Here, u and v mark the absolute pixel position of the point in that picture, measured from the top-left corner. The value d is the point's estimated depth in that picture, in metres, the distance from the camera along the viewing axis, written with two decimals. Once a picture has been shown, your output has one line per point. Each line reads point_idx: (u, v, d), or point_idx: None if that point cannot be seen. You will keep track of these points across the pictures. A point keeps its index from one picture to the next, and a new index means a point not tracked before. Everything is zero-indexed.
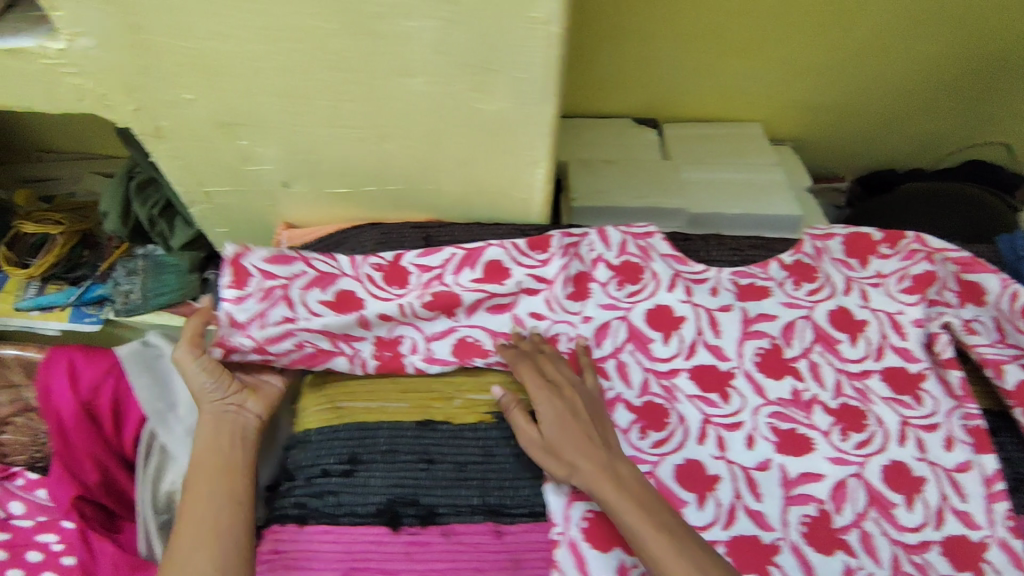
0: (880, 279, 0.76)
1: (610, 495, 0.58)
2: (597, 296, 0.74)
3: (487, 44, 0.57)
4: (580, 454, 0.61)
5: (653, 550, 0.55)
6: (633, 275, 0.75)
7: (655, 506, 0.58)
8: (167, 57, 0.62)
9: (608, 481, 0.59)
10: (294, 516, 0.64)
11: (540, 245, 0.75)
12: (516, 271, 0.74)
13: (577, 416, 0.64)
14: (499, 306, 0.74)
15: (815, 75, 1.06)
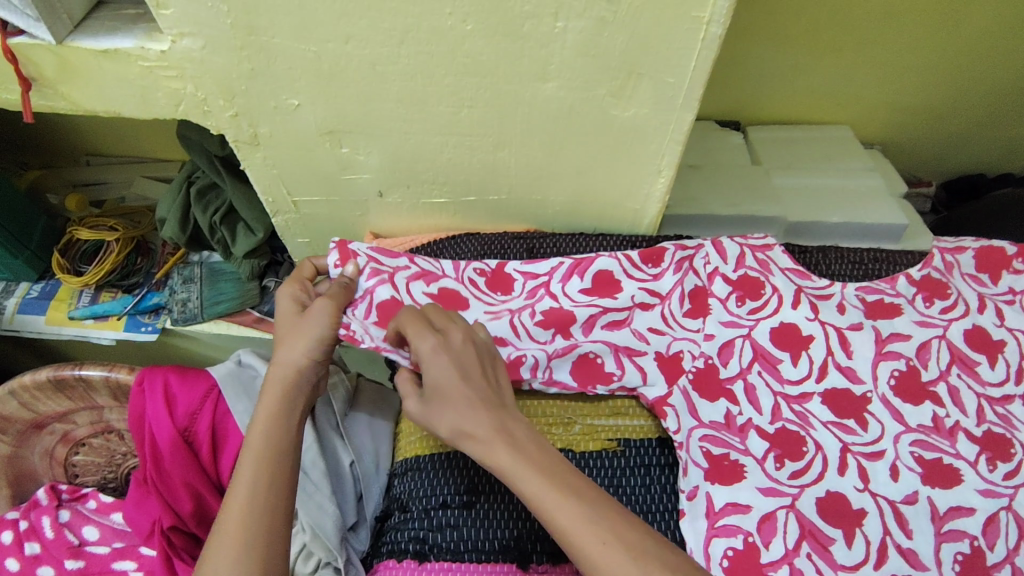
0: (1014, 297, 0.72)
1: (506, 462, 0.51)
2: (719, 311, 0.69)
3: (635, 47, 0.54)
4: (467, 418, 0.53)
5: (558, 519, 0.48)
6: (753, 289, 0.70)
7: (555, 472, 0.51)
8: (282, 59, 0.60)
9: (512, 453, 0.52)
10: (412, 552, 0.59)
11: (653, 259, 0.70)
12: (629, 284, 0.70)
13: (472, 375, 0.55)
14: (615, 323, 0.69)
15: (913, 75, 0.99)
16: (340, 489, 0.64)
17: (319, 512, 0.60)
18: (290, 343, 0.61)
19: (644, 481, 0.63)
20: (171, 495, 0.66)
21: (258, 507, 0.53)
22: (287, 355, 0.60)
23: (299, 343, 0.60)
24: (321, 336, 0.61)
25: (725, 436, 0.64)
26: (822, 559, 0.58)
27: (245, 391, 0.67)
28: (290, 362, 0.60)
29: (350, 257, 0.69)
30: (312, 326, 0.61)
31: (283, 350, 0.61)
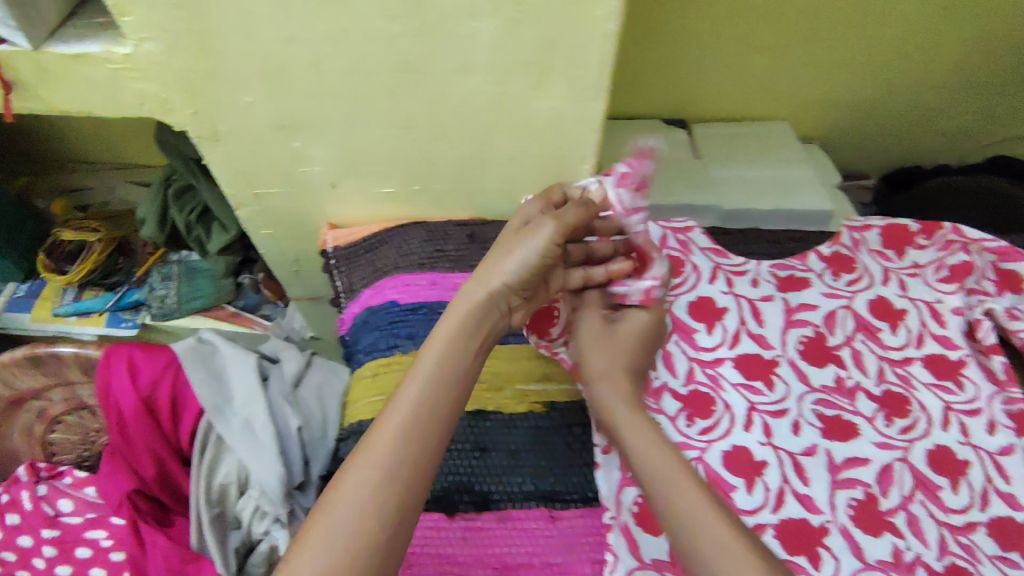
0: (917, 269, 0.77)
1: (644, 445, 0.56)
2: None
3: (547, 43, 0.60)
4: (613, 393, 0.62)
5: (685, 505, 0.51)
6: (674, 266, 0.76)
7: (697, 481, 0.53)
8: (236, 59, 0.66)
9: (659, 444, 0.56)
10: None
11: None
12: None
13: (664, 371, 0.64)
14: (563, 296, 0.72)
15: (841, 72, 1.05)
16: (287, 451, 0.69)
17: (266, 469, 0.66)
18: (489, 266, 0.61)
19: (567, 439, 0.68)
20: (135, 460, 0.72)
21: (421, 436, 0.52)
22: (492, 274, 0.61)
23: (514, 263, 0.61)
24: (531, 263, 0.60)
25: (641, 397, 0.69)
26: (723, 504, 0.63)
27: (202, 361, 0.72)
28: (482, 288, 0.60)
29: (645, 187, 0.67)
30: (522, 248, 0.61)
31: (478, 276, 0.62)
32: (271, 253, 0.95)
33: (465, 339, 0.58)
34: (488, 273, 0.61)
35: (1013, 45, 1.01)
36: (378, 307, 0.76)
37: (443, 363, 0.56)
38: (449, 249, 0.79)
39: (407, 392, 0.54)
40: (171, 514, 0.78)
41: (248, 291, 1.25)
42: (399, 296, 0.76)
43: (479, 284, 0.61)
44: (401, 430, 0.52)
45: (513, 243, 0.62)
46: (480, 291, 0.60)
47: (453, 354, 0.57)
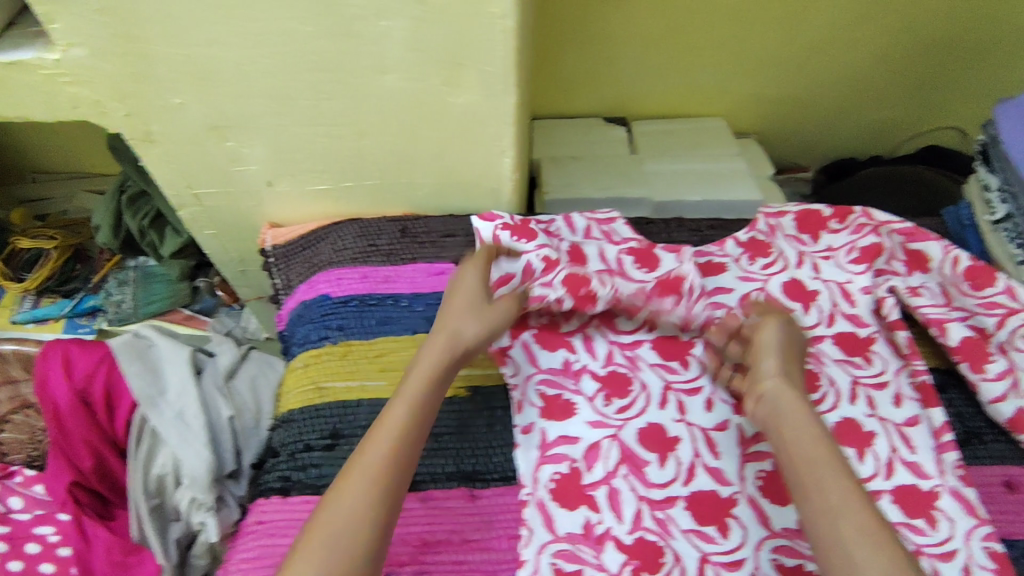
0: (832, 252, 0.80)
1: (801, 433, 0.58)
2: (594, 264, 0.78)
3: (454, 41, 0.63)
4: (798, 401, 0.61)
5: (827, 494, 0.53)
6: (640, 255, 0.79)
7: (828, 451, 0.56)
8: (160, 63, 0.68)
9: (814, 429, 0.58)
10: (277, 488, 0.66)
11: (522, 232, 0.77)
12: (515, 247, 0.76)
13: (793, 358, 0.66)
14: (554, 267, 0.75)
15: (771, 68, 1.09)
16: (218, 441, 0.72)
17: (195, 457, 0.68)
18: (444, 308, 0.68)
19: (489, 421, 0.71)
20: (71, 453, 0.74)
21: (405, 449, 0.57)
22: (462, 320, 0.66)
23: (464, 300, 0.68)
24: (491, 320, 0.67)
25: (561, 379, 0.72)
26: (636, 478, 0.66)
27: (138, 355, 0.75)
28: (442, 324, 0.67)
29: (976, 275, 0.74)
30: (466, 288, 0.69)
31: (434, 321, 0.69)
32: (217, 252, 0.97)
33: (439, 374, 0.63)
34: (460, 320, 0.66)
35: (932, 39, 1.06)
36: (311, 300, 0.79)
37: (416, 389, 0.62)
38: (382, 244, 0.82)
39: (387, 419, 0.59)
40: (111, 506, 0.79)
41: (204, 294, 1.27)
42: (331, 289, 0.78)
43: (451, 329, 0.66)
44: (396, 452, 0.57)
45: (460, 286, 0.70)
46: (449, 323, 0.66)
47: (429, 382, 0.62)
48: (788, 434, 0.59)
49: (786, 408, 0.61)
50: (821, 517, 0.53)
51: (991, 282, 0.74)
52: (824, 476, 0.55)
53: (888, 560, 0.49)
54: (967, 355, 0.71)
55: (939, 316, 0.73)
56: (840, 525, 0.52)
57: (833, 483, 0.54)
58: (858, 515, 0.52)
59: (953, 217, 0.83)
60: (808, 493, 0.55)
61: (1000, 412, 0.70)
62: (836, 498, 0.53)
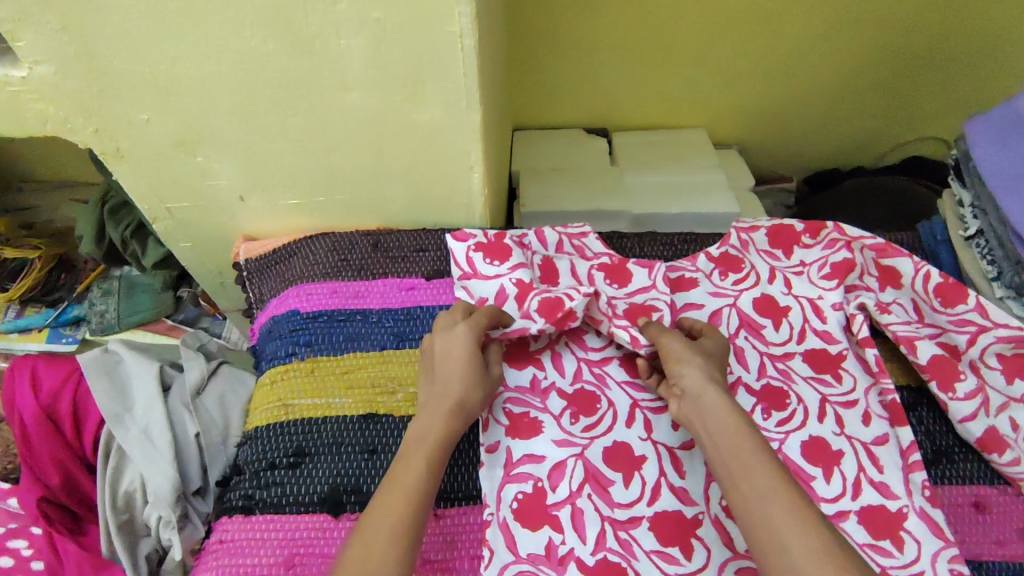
0: (803, 268, 0.79)
1: (722, 425, 0.57)
2: (566, 280, 0.78)
3: (413, 58, 0.63)
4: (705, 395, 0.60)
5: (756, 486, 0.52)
6: (613, 270, 0.79)
7: (749, 441, 0.55)
8: (125, 80, 0.68)
9: (730, 419, 0.57)
10: (241, 507, 0.66)
11: (497, 251, 0.78)
12: (487, 269, 0.76)
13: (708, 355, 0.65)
14: (527, 290, 0.74)
15: (751, 79, 1.09)
16: (184, 457, 0.72)
17: (159, 474, 0.68)
18: (442, 376, 0.63)
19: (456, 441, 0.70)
20: (38, 469, 0.74)
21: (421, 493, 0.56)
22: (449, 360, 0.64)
23: (465, 366, 0.64)
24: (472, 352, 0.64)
25: (528, 397, 0.71)
26: (600, 498, 0.65)
27: (105, 371, 0.75)
28: (442, 392, 0.63)
29: (954, 299, 0.73)
30: (460, 350, 0.64)
31: (425, 387, 0.65)
32: (194, 265, 0.98)
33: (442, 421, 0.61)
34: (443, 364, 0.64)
35: (912, 51, 1.05)
36: (280, 316, 0.78)
37: (413, 452, 0.59)
38: (353, 258, 0.81)
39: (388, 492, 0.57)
40: (83, 522, 0.79)
41: (187, 304, 1.27)
42: (301, 305, 0.78)
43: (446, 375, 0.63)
44: (398, 517, 0.54)
45: (450, 350, 0.65)
46: (452, 391, 0.62)
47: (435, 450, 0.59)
48: (711, 430, 0.57)
49: (707, 405, 0.59)
50: (751, 507, 0.52)
51: (962, 298, 0.73)
52: (750, 463, 0.53)
53: (824, 543, 0.48)
54: (937, 373, 0.71)
55: (908, 334, 0.73)
56: (770, 509, 0.51)
57: (759, 470, 0.53)
58: (790, 501, 0.51)
59: (927, 232, 0.83)
60: (735, 484, 0.53)
61: (970, 431, 0.69)
62: (765, 484, 0.52)
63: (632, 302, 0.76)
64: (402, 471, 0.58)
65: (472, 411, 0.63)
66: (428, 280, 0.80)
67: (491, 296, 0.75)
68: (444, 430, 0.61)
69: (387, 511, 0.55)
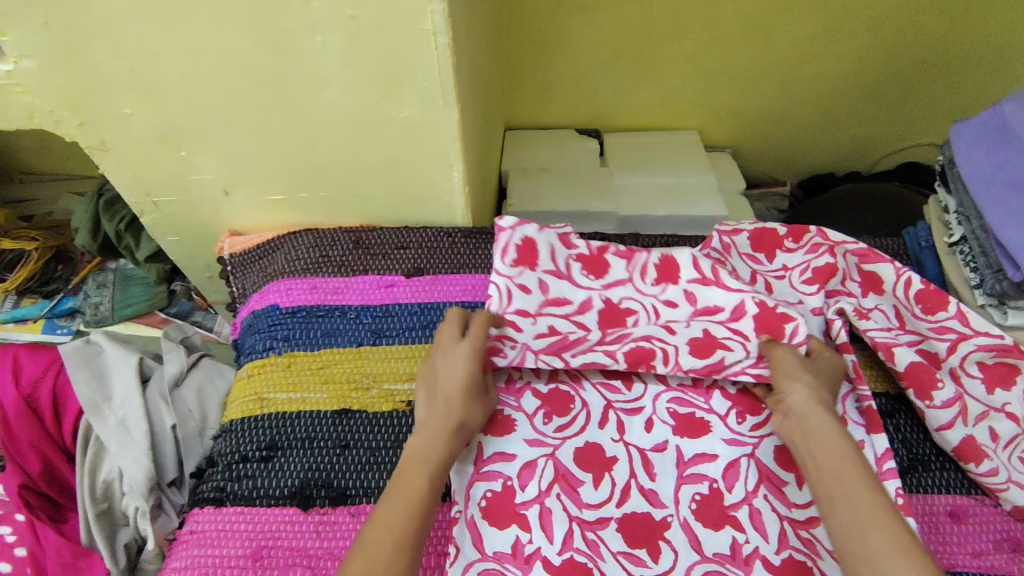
0: (785, 272, 0.79)
1: (823, 447, 0.57)
2: (686, 274, 0.74)
3: (388, 57, 0.64)
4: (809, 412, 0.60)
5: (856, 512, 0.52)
6: (663, 267, 0.75)
7: (856, 468, 0.55)
8: (108, 75, 0.69)
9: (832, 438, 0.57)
10: (212, 499, 0.66)
11: (527, 254, 0.74)
12: (581, 278, 0.74)
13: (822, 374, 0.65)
14: (614, 309, 0.73)
15: (742, 84, 1.08)
16: (160, 448, 0.72)
17: (133, 464, 0.69)
18: (444, 396, 0.63)
19: None
20: (20, 457, 0.75)
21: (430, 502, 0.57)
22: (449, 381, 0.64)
23: (469, 389, 0.64)
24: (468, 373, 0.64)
25: (502, 396, 0.71)
26: (569, 498, 0.65)
27: (86, 361, 0.76)
28: (445, 413, 0.62)
29: (937, 302, 0.73)
30: (463, 373, 0.64)
31: (426, 405, 0.63)
32: (182, 259, 0.99)
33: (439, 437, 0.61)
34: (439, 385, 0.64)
35: (905, 57, 1.04)
36: (260, 310, 0.79)
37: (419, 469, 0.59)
38: (334, 255, 0.82)
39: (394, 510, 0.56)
40: (64, 510, 0.79)
41: (181, 297, 1.29)
42: (280, 300, 0.79)
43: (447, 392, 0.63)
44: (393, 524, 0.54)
45: (453, 371, 0.64)
46: (456, 412, 0.62)
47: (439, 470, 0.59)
48: (814, 448, 0.58)
49: (813, 423, 0.59)
50: (848, 535, 0.52)
51: (943, 306, 0.73)
52: (856, 490, 0.53)
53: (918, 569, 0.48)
54: (915, 380, 0.69)
55: (885, 340, 0.72)
56: (869, 540, 0.51)
57: (862, 498, 0.53)
58: (892, 534, 0.50)
59: (913, 238, 0.83)
60: (833, 506, 0.54)
61: (947, 439, 0.68)
62: (868, 512, 0.52)
63: (763, 305, 0.71)
64: (407, 488, 0.57)
65: (467, 428, 0.63)
66: (408, 277, 0.80)
67: (575, 303, 0.73)
68: (446, 448, 0.60)
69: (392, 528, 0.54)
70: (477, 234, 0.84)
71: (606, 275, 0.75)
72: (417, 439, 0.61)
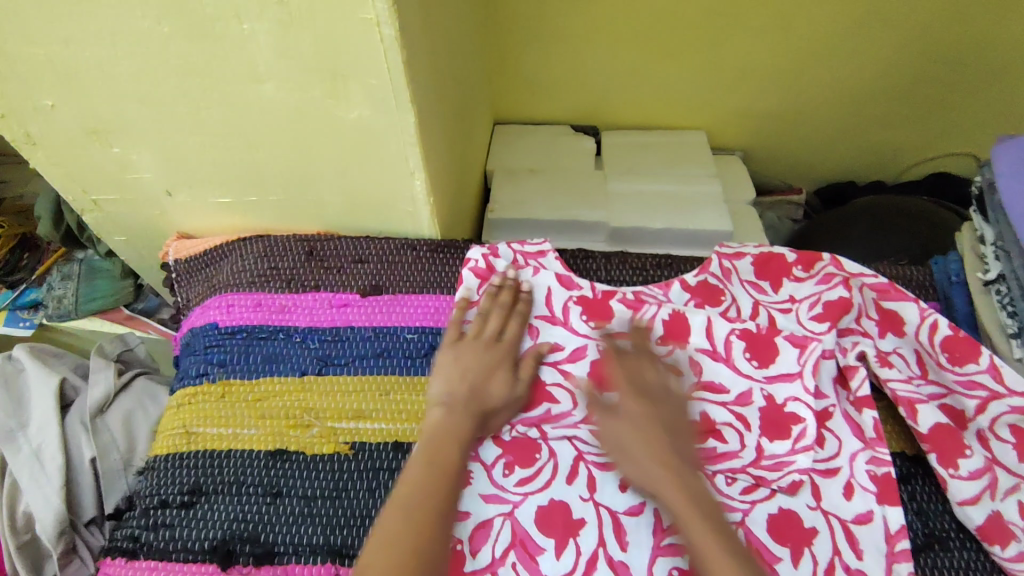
0: (792, 305, 0.69)
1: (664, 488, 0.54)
2: (697, 340, 0.66)
3: (327, 50, 0.55)
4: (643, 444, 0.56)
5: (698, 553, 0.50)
6: (672, 323, 0.68)
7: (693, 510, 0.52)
8: (16, 62, 0.60)
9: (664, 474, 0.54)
10: (124, 549, 0.59)
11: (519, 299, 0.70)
12: (578, 322, 0.68)
13: (658, 422, 0.57)
14: None
15: (756, 80, 0.97)
16: (78, 484, 0.65)
17: (42, 504, 0.61)
18: (471, 378, 0.62)
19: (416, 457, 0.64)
20: None
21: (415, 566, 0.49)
22: (480, 370, 0.63)
23: (501, 379, 0.63)
24: (498, 367, 0.63)
25: None
26: (525, 568, 0.56)
27: (3, 381, 0.69)
28: (479, 401, 0.61)
29: (967, 355, 0.63)
30: (498, 370, 0.63)
31: (456, 381, 0.62)
32: (134, 259, 0.91)
33: (453, 435, 0.58)
34: (469, 370, 0.63)
35: (941, 55, 0.92)
36: (198, 329, 0.71)
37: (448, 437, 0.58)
38: (284, 268, 0.73)
39: (421, 470, 0.55)
40: None
41: (148, 293, 1.20)
42: (220, 318, 0.71)
43: (474, 377, 0.62)
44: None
45: (487, 364, 0.63)
46: (487, 404, 0.61)
47: (466, 443, 0.58)
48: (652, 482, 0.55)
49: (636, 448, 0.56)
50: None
51: (974, 356, 0.63)
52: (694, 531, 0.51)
53: None
54: (939, 445, 0.60)
55: (910, 394, 0.63)
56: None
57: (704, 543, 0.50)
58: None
59: (941, 270, 0.72)
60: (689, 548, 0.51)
61: (969, 516, 0.58)
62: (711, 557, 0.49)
63: (772, 396, 0.64)
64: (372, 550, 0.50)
65: (487, 413, 0.61)
66: (364, 297, 0.72)
67: (569, 347, 0.67)
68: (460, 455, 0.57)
69: (421, 490, 0.54)
70: (444, 248, 0.75)
71: (609, 323, 0.68)
72: (445, 419, 0.60)
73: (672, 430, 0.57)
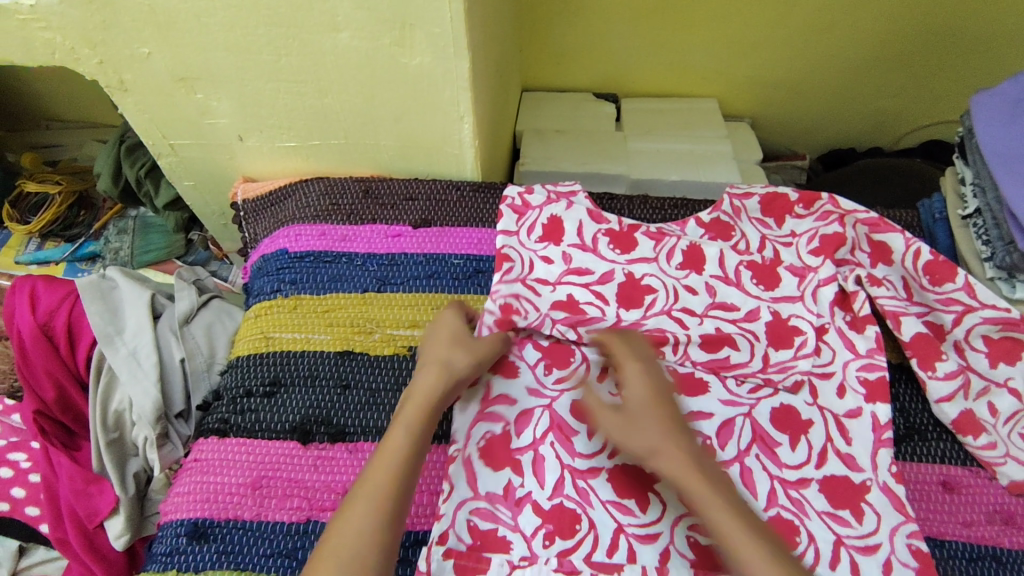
0: (793, 239, 0.78)
1: (676, 463, 0.58)
2: (711, 268, 0.76)
3: (401, 3, 0.65)
4: (648, 430, 0.60)
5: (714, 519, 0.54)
6: (689, 254, 0.77)
7: (694, 472, 0.57)
8: (123, 13, 0.69)
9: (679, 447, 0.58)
10: (215, 429, 0.68)
11: (553, 232, 0.79)
12: (606, 251, 0.77)
13: (661, 400, 0.62)
14: (635, 285, 0.75)
15: (764, 51, 1.06)
16: (169, 381, 0.75)
17: (142, 394, 0.72)
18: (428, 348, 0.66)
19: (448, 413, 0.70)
20: (36, 383, 0.78)
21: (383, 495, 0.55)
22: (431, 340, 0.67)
23: (452, 334, 0.67)
24: (446, 330, 0.68)
25: None
26: (562, 446, 0.65)
27: (100, 294, 0.78)
28: (429, 358, 0.65)
29: (945, 274, 0.72)
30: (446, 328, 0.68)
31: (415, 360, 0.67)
32: (198, 203, 1.00)
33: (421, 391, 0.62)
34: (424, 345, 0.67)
35: (932, 30, 1.01)
36: (269, 254, 0.80)
37: (427, 387, 0.62)
38: (344, 204, 0.83)
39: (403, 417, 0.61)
40: (77, 438, 0.81)
41: (198, 246, 1.29)
42: (289, 244, 0.80)
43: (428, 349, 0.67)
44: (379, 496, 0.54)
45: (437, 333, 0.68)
46: (437, 353, 0.65)
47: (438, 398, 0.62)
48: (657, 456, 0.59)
49: (640, 420, 0.61)
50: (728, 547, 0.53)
51: (951, 277, 0.71)
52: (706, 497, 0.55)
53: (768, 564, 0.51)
54: (919, 351, 0.69)
55: (895, 309, 0.72)
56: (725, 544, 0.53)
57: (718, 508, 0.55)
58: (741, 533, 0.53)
59: (927, 210, 0.81)
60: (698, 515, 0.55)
61: (946, 412, 0.68)
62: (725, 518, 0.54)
63: (776, 313, 0.74)
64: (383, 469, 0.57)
65: (451, 362, 0.64)
66: (415, 228, 0.81)
67: (598, 272, 0.76)
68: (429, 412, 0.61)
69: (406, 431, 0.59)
70: (485, 189, 0.84)
71: (633, 251, 0.77)
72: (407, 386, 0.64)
73: (666, 410, 0.62)
